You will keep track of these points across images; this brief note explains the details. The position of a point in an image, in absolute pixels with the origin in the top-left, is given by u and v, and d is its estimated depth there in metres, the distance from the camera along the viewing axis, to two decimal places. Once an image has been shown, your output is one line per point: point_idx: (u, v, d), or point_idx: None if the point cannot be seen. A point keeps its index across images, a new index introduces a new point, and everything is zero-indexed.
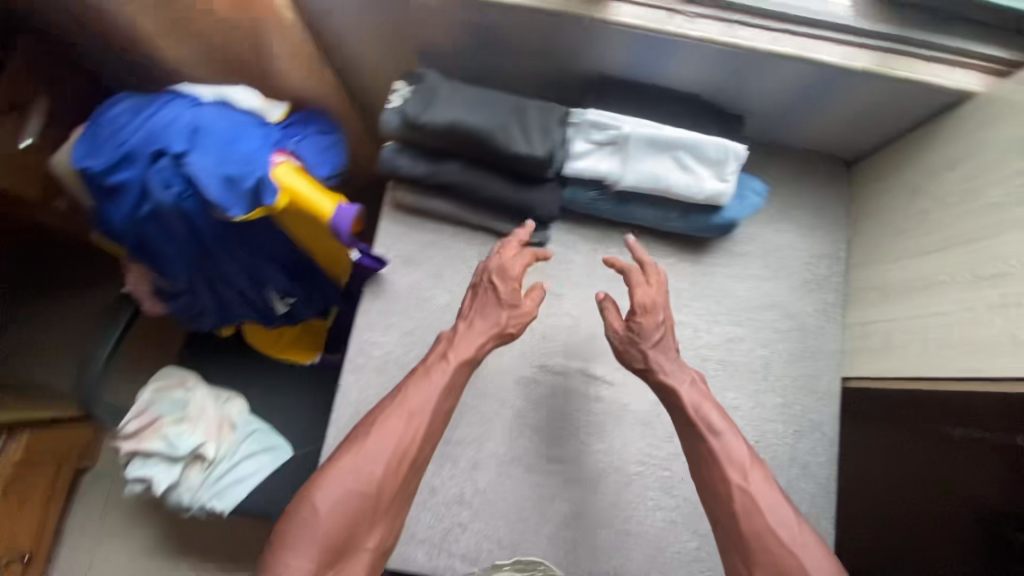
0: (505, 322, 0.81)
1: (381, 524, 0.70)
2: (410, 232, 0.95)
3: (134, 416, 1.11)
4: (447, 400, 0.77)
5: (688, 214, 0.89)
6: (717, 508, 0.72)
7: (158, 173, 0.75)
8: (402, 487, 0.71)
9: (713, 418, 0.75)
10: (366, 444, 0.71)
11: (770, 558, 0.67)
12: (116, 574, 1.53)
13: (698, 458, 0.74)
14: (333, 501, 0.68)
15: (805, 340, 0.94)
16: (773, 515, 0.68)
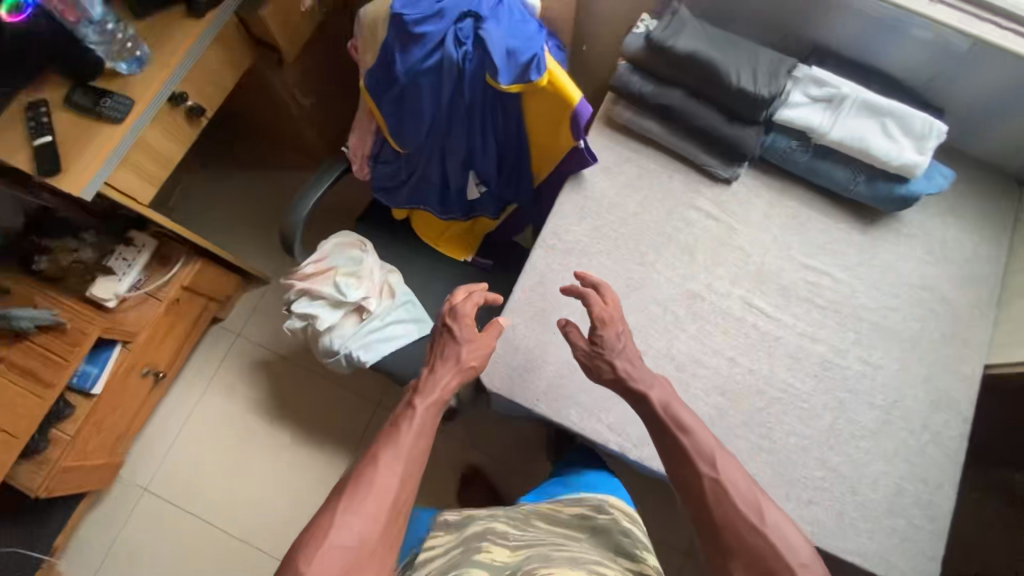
0: (465, 359, 0.89)
1: (371, 566, 0.74)
2: (615, 146, 1.06)
3: (317, 259, 1.26)
4: (420, 442, 0.83)
5: (876, 181, 0.98)
6: (694, 504, 0.78)
7: (460, 32, 0.92)
8: (387, 530, 0.76)
9: (684, 417, 0.81)
10: (338, 515, 0.75)
11: (745, 545, 0.73)
12: (218, 419, 1.67)
13: (672, 459, 0.80)
14: (317, 573, 0.71)
15: (955, 324, 1.01)
16: (739, 500, 0.75)
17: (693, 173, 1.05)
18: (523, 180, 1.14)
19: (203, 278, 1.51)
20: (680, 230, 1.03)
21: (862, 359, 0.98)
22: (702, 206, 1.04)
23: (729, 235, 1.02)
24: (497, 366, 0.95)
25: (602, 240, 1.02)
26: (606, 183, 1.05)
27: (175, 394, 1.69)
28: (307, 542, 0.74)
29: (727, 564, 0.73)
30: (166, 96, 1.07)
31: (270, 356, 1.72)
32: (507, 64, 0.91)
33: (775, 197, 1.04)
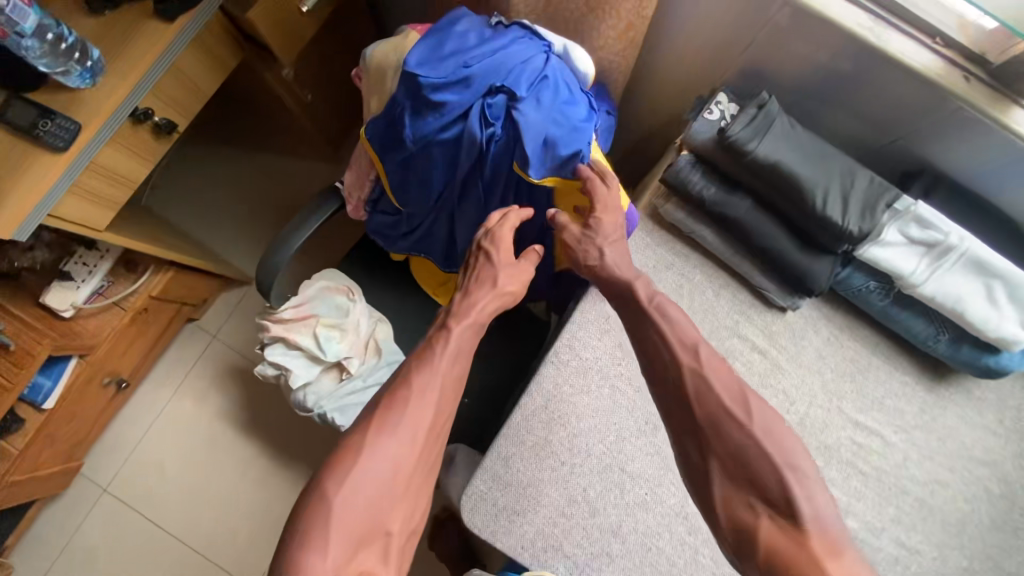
0: (504, 281, 0.78)
1: (405, 500, 0.64)
2: (657, 246, 0.89)
3: (295, 306, 1.10)
4: (458, 367, 0.72)
5: (960, 344, 0.82)
6: (668, 397, 0.64)
7: (489, 108, 0.72)
8: (422, 458, 0.66)
9: (670, 308, 0.68)
10: (371, 434, 0.64)
11: (724, 440, 0.58)
12: (186, 426, 1.57)
13: (644, 345, 0.68)
14: (349, 489, 0.61)
15: (1012, 512, 0.87)
16: (723, 384, 0.61)
17: (744, 293, 0.89)
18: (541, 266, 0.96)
19: (176, 286, 1.37)
20: None
21: (898, 541, 0.85)
22: (749, 335, 0.88)
23: (773, 374, 0.88)
24: (482, 500, 0.82)
25: (625, 362, 0.87)
26: None
27: (142, 394, 1.58)
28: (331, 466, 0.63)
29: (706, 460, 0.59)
30: (127, 113, 0.88)
31: (247, 364, 1.60)
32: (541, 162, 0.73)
33: (834, 334, 0.89)
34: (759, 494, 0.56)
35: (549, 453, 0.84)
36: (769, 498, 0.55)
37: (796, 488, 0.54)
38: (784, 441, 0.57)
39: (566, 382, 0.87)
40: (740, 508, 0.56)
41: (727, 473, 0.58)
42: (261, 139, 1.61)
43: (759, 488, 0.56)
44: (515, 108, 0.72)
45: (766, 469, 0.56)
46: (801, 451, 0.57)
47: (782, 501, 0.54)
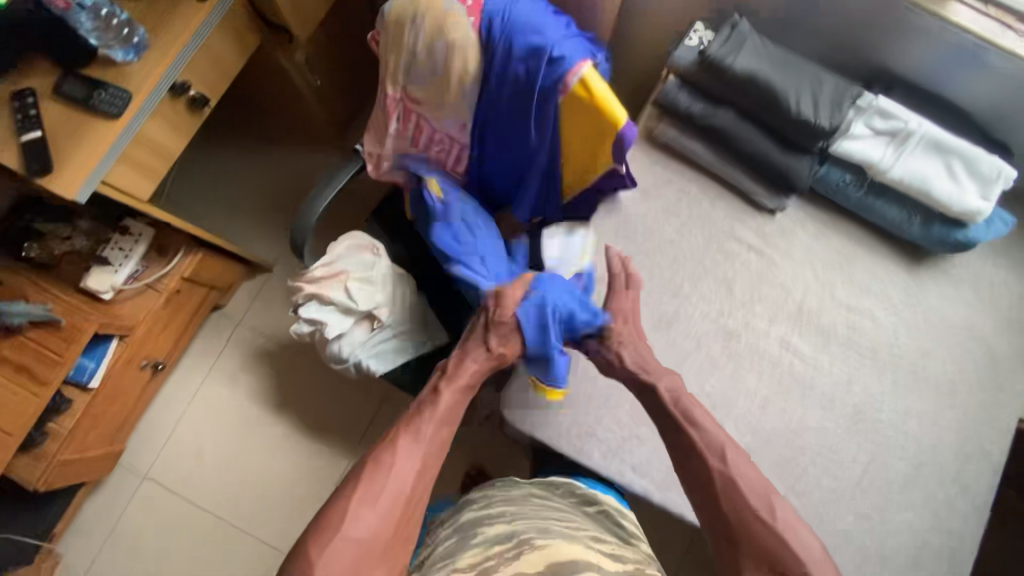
0: (470, 380, 0.85)
1: (381, 564, 0.70)
2: (654, 165, 0.99)
3: (326, 264, 1.19)
4: (442, 430, 0.80)
5: (931, 223, 0.92)
6: (698, 502, 0.74)
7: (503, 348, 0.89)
8: (399, 529, 0.72)
9: (694, 411, 0.79)
10: (355, 497, 0.71)
11: (756, 542, 0.68)
12: (219, 410, 1.63)
13: (675, 454, 0.78)
14: (331, 553, 0.67)
15: (996, 373, 0.97)
16: (738, 494, 0.71)
17: (737, 201, 0.99)
18: (550, 203, 1.04)
19: (205, 268, 1.43)
20: (719, 261, 0.98)
21: (897, 407, 0.94)
22: (745, 236, 0.98)
23: (770, 270, 0.97)
24: (517, 400, 0.93)
25: (637, 270, 0.97)
26: (643, 205, 0.99)
27: (174, 382, 1.64)
28: (315, 530, 0.70)
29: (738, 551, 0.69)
30: (167, 87, 0.98)
31: (273, 347, 1.67)
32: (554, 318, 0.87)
33: (821, 231, 0.99)
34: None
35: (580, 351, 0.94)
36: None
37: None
38: (802, 546, 0.67)
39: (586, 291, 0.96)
40: None
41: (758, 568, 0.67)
42: (271, 133, 1.70)
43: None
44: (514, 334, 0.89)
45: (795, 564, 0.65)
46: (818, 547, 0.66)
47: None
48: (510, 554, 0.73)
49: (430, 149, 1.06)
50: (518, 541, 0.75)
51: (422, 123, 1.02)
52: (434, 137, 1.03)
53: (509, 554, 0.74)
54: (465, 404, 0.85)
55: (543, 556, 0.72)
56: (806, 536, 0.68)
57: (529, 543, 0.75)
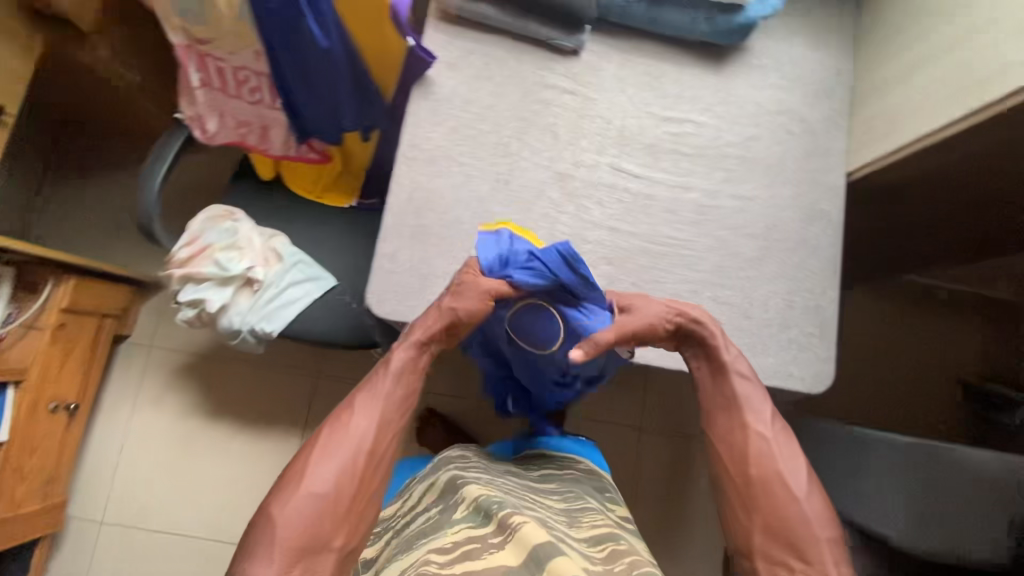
0: (419, 336, 0.86)
1: (345, 520, 0.73)
2: (453, 39, 1.01)
3: (187, 241, 1.18)
4: (399, 387, 0.83)
5: (714, 16, 0.99)
6: (726, 458, 0.80)
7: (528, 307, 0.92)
8: (361, 483, 0.76)
9: (743, 365, 0.85)
10: (316, 462, 0.75)
11: (770, 501, 0.75)
12: (156, 435, 1.60)
13: (719, 403, 0.83)
14: (293, 509, 0.72)
15: (817, 140, 1.03)
16: (765, 459, 0.78)
17: (541, 52, 1.02)
18: (376, 102, 1.07)
19: (85, 296, 1.40)
20: (539, 112, 1.01)
21: (735, 195, 1.00)
22: (556, 82, 1.02)
23: (588, 107, 1.01)
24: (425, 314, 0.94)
25: (463, 142, 0.99)
26: (453, 79, 1.00)
27: (101, 423, 1.60)
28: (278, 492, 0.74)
29: (749, 519, 0.76)
30: None
31: (193, 359, 1.64)
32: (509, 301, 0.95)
33: (625, 58, 1.03)
34: (793, 555, 0.72)
35: (430, 235, 0.95)
36: (801, 555, 0.72)
37: (820, 551, 0.73)
38: (806, 510, 0.75)
39: (421, 174, 0.97)
40: (776, 560, 0.73)
41: (768, 535, 0.74)
42: (122, 151, 1.65)
43: (800, 552, 0.73)
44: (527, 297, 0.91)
45: (805, 534, 0.73)
46: (825, 514, 0.74)
47: (814, 562, 0.72)
48: (495, 540, 0.82)
49: (243, 89, 1.07)
50: (497, 524, 0.84)
51: (221, 65, 1.03)
52: (239, 75, 1.04)
53: (496, 536, 0.83)
54: (417, 370, 0.86)
55: (518, 540, 0.79)
56: (811, 500, 0.75)
57: (507, 527, 0.82)
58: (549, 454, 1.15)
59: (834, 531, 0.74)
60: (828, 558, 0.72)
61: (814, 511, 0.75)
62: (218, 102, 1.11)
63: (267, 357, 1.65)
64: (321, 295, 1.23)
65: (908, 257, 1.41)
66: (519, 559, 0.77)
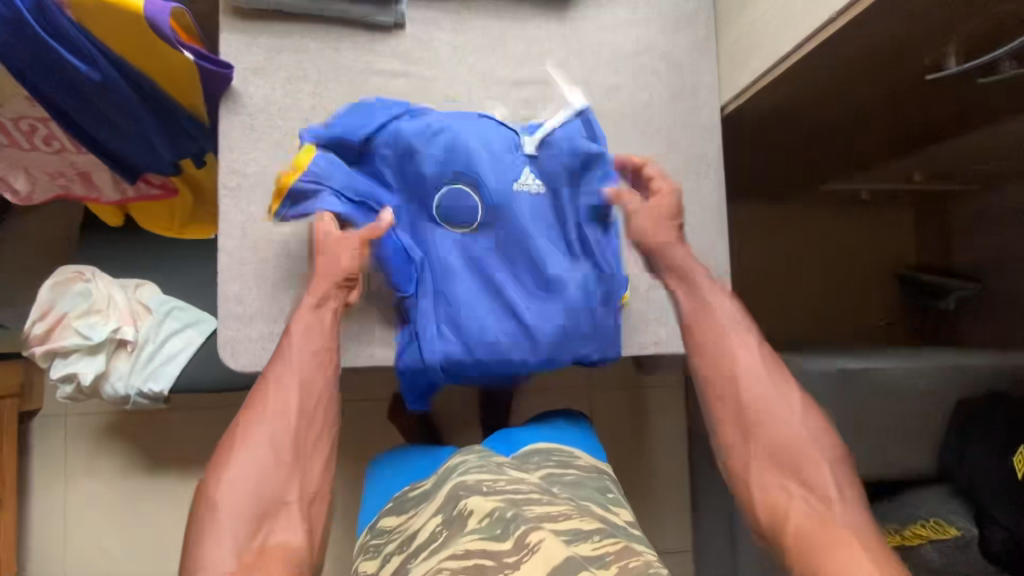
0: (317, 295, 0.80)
1: (294, 471, 0.70)
2: (253, 39, 0.87)
3: (37, 316, 1.06)
4: (312, 345, 0.78)
5: None
6: (718, 382, 0.77)
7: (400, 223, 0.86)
8: (300, 436, 0.72)
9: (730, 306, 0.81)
10: (247, 432, 0.71)
11: (765, 428, 0.72)
12: (97, 501, 1.54)
13: (705, 327, 0.80)
14: (233, 477, 0.67)
15: (684, 77, 0.93)
16: (756, 381, 0.75)
17: (359, 33, 0.89)
18: (189, 125, 0.94)
19: None
20: (371, 105, 0.89)
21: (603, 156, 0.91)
22: (384, 67, 0.89)
23: (426, 88, 0.89)
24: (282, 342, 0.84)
25: (292, 156, 0.87)
26: (264, 87, 0.87)
27: (37, 502, 1.53)
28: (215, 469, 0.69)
29: (744, 445, 0.72)
30: None
31: (115, 418, 1.56)
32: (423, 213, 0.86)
33: (457, 21, 0.90)
34: (796, 482, 0.67)
35: (275, 269, 0.85)
36: (803, 481, 0.68)
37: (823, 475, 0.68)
38: (801, 430, 0.71)
39: (250, 203, 0.85)
40: (780, 488, 0.68)
41: (771, 461, 0.70)
42: None
43: (799, 477, 0.68)
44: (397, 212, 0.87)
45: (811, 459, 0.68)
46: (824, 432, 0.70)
47: (817, 490, 0.66)
48: (511, 559, 0.66)
49: (36, 140, 0.93)
50: (515, 538, 0.68)
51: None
52: (23, 126, 0.90)
53: (509, 555, 0.66)
54: (330, 327, 0.80)
55: (539, 557, 0.64)
56: (808, 418, 0.72)
57: (525, 543, 0.66)
58: (547, 449, 1.02)
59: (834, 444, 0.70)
60: (832, 484, 0.67)
61: (810, 432, 0.71)
62: (17, 158, 0.97)
63: (192, 400, 1.57)
64: (206, 340, 1.14)
65: (817, 170, 1.34)
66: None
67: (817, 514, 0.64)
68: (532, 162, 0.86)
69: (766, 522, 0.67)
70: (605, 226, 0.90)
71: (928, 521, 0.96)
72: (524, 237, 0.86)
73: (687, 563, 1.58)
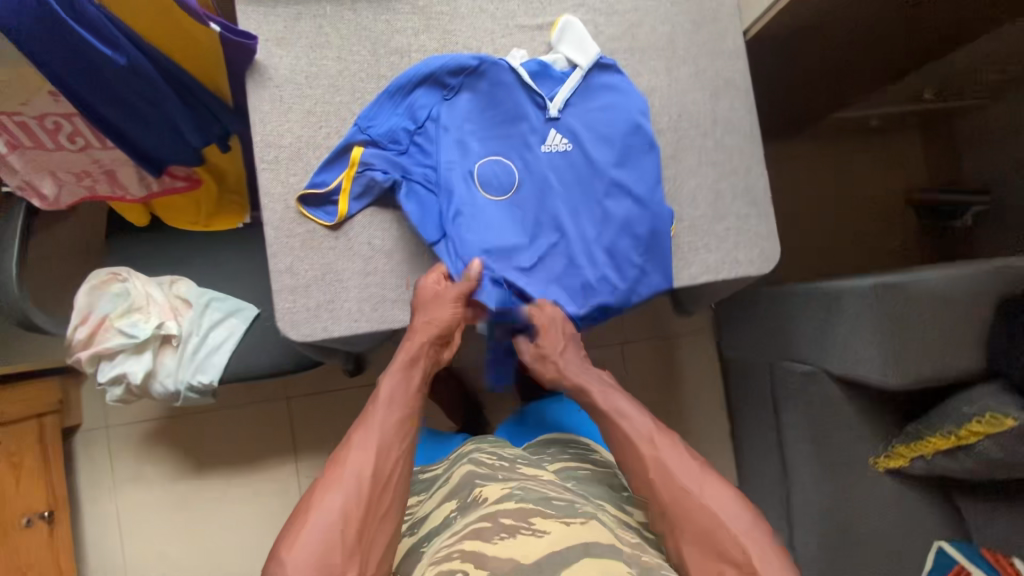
0: (411, 359, 0.81)
1: (357, 549, 0.65)
2: (271, 8, 0.86)
3: (79, 320, 1.06)
4: (397, 409, 0.76)
5: None
6: (640, 485, 0.76)
7: (433, 186, 0.86)
8: (368, 505, 0.67)
9: (623, 403, 0.83)
10: (321, 495, 0.67)
11: (691, 516, 0.71)
12: (150, 509, 1.55)
13: (617, 441, 0.79)
14: (301, 550, 0.63)
15: (704, 4, 0.93)
16: (665, 473, 0.74)
17: None
18: (210, 104, 0.92)
19: (8, 403, 1.30)
20: (397, 64, 0.88)
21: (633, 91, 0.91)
22: (406, 24, 0.88)
23: (449, 40, 0.89)
24: (337, 308, 0.85)
25: (325, 123, 0.86)
26: (288, 57, 0.86)
27: (91, 517, 1.53)
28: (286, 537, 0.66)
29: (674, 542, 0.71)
30: None
31: (157, 424, 1.55)
32: (454, 184, 0.85)
33: None
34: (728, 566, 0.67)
35: (322, 238, 0.85)
36: (733, 562, 0.68)
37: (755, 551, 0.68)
38: (718, 513, 0.71)
39: (289, 174, 0.85)
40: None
41: (697, 547, 0.69)
42: None
43: (728, 560, 0.68)
44: (430, 175, 0.87)
45: (727, 543, 0.69)
46: (735, 509, 0.70)
47: (743, 564, 0.67)
48: (507, 523, 0.66)
49: (60, 138, 0.93)
50: (515, 511, 0.68)
51: (24, 120, 0.89)
52: (48, 124, 0.90)
53: (506, 520, 0.66)
54: (416, 390, 0.80)
55: (543, 540, 0.63)
56: (725, 503, 0.71)
57: (526, 521, 0.66)
58: (564, 440, 1.03)
59: (749, 523, 0.70)
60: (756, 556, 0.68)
61: (725, 511, 0.71)
62: (41, 160, 0.96)
63: (231, 397, 1.57)
64: (248, 329, 1.14)
65: (830, 95, 1.35)
66: (538, 558, 0.61)
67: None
68: (555, 123, 0.89)
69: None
70: (647, 159, 0.88)
71: (982, 415, 1.01)
72: (557, 191, 0.88)
73: None
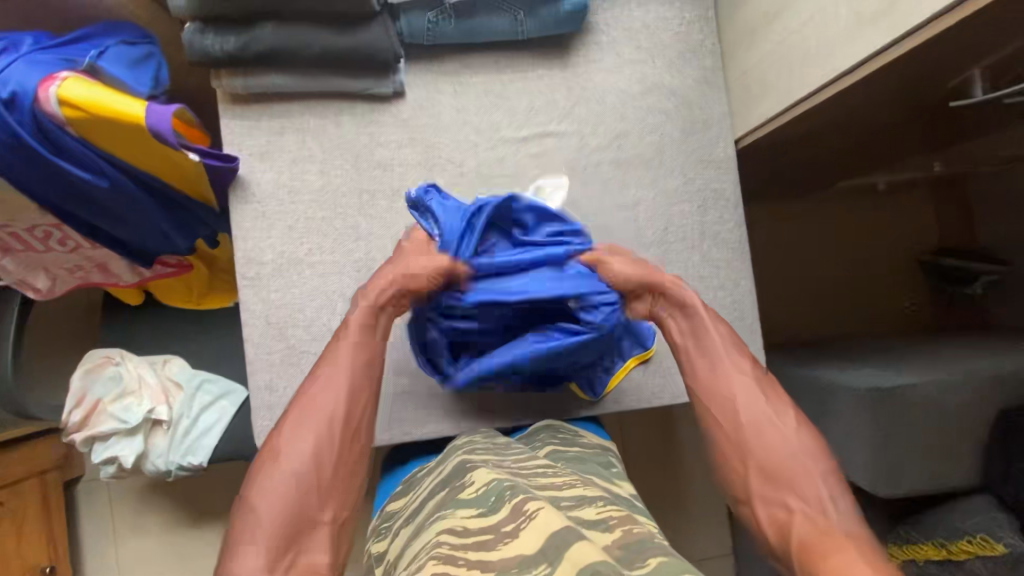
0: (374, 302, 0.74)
1: (331, 492, 0.60)
2: (254, 124, 0.86)
3: (74, 404, 1.08)
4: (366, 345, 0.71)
5: (536, 10, 0.84)
6: (710, 406, 0.70)
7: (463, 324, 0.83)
8: (342, 447, 0.63)
9: (712, 325, 0.76)
10: (289, 436, 0.62)
11: (763, 442, 0.64)
12: (146, 557, 1.58)
13: (699, 360, 0.74)
14: (271, 492, 0.58)
15: (692, 111, 0.91)
16: (750, 402, 0.68)
17: (359, 105, 0.87)
18: (199, 212, 0.93)
19: (11, 466, 1.33)
20: (380, 177, 0.88)
21: (621, 205, 0.89)
22: (389, 136, 0.88)
23: (433, 153, 0.88)
24: None
25: (307, 238, 0.86)
26: (270, 172, 0.86)
27: (90, 565, 1.57)
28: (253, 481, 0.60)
29: (742, 465, 0.64)
30: None
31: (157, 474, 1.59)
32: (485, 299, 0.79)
33: (457, 83, 0.88)
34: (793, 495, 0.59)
35: (303, 355, 0.85)
36: (801, 495, 0.59)
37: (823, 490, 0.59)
38: (795, 447, 0.63)
39: (270, 290, 0.86)
40: (776, 508, 0.60)
41: (763, 475, 0.62)
42: None
43: (795, 490, 0.60)
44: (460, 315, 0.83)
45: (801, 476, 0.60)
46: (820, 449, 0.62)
47: (812, 499, 0.58)
48: (509, 527, 0.57)
49: (52, 243, 0.95)
50: (508, 510, 0.60)
51: (12, 231, 0.91)
52: (37, 233, 0.92)
53: (506, 521, 0.58)
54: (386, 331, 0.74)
55: (539, 522, 0.55)
56: (801, 437, 0.64)
57: (522, 511, 0.58)
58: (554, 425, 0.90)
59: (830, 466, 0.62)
60: (826, 495, 0.59)
61: (802, 450, 0.63)
62: (35, 259, 0.98)
63: None
64: (237, 410, 1.15)
65: (834, 168, 1.30)
66: (538, 546, 0.53)
67: (815, 527, 0.56)
68: None
69: (775, 544, 0.59)
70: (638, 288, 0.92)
71: (975, 537, 0.98)
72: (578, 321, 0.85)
73: (729, 565, 1.46)
